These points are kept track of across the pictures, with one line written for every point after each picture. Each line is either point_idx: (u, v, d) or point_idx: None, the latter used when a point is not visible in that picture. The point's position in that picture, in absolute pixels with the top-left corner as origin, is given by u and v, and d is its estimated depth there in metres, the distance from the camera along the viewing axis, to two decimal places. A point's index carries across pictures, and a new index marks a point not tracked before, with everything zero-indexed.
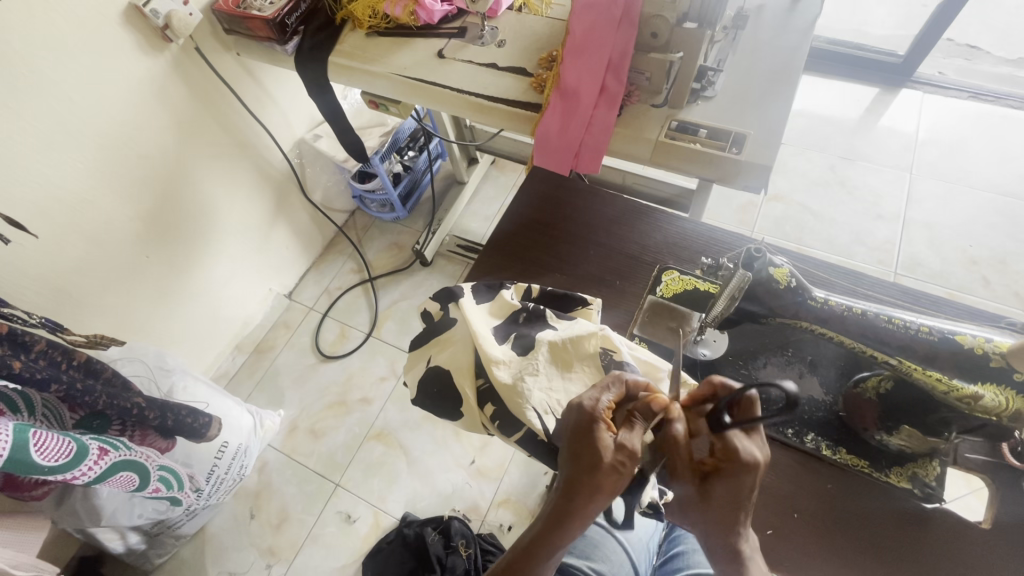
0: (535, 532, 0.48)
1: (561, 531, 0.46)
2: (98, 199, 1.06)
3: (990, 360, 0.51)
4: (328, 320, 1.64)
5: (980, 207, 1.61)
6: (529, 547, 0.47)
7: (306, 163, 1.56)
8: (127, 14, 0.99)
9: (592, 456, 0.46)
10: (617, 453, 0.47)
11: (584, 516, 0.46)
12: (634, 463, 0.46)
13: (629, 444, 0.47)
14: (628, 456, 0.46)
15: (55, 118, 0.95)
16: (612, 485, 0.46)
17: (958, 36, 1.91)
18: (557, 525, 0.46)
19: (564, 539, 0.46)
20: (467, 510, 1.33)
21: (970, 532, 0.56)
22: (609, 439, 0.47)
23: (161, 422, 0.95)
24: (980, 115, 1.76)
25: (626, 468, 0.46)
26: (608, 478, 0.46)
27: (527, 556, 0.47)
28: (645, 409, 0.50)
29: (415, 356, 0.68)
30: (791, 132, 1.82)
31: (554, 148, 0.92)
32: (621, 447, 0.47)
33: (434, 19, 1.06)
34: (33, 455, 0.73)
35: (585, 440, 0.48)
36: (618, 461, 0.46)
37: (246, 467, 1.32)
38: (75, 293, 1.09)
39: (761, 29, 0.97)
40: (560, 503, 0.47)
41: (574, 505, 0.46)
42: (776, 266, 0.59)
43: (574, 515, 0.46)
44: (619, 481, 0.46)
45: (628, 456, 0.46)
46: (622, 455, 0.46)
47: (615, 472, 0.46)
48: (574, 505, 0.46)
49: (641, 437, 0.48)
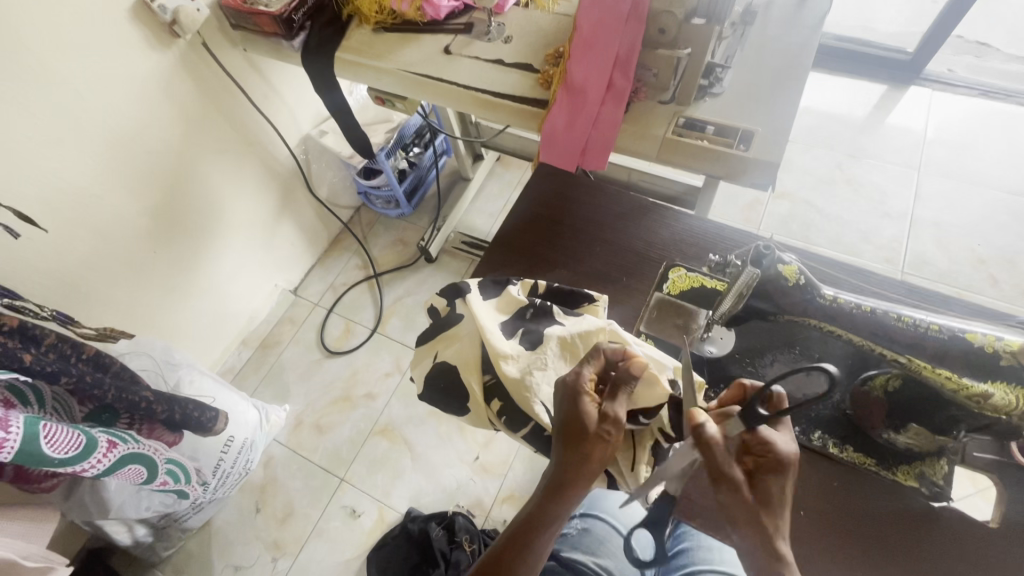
0: (538, 500, 0.51)
1: (560, 499, 0.50)
2: (105, 194, 1.07)
3: (1000, 358, 0.51)
4: (333, 316, 1.65)
5: (987, 206, 1.60)
6: (531, 517, 0.51)
7: (312, 159, 1.56)
8: (135, 10, 0.99)
9: (579, 426, 0.51)
10: (603, 423, 0.51)
11: (581, 483, 0.50)
12: (618, 429, 0.50)
13: (612, 413, 0.51)
14: (612, 424, 0.51)
15: (63, 113, 0.95)
16: (602, 452, 0.50)
17: (967, 33, 1.90)
18: (556, 494, 0.50)
19: (563, 505, 0.50)
20: (471, 506, 1.34)
21: (978, 531, 0.55)
22: (593, 409, 0.52)
23: (169, 416, 0.96)
24: (988, 112, 1.75)
25: (612, 435, 0.51)
26: (596, 446, 0.50)
27: (531, 523, 0.50)
28: (625, 375, 0.53)
29: (422, 351, 0.68)
30: (798, 129, 1.81)
31: (562, 145, 0.91)
32: (605, 417, 0.51)
33: (440, 15, 1.06)
34: (45, 447, 0.74)
35: (572, 412, 0.52)
36: (604, 430, 0.50)
37: (252, 461, 1.33)
38: (83, 287, 1.10)
39: (769, 25, 0.96)
40: (555, 471, 0.51)
41: (568, 472, 0.50)
42: (784, 263, 0.58)
43: (570, 481, 0.50)
44: (606, 448, 0.50)
45: (613, 425, 0.51)
46: (608, 423, 0.51)
47: (602, 441, 0.50)
48: (568, 472, 0.50)
49: (624, 405, 0.52)
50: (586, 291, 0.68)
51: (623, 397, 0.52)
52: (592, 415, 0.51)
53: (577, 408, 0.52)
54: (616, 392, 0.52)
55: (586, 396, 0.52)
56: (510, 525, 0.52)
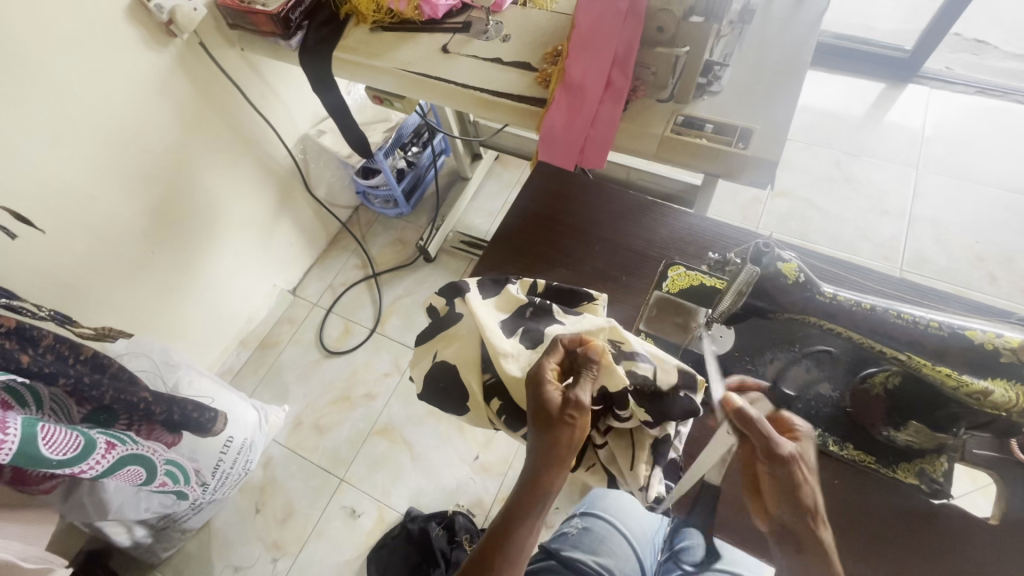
0: (518, 491, 0.53)
1: (536, 486, 0.51)
2: (102, 194, 1.07)
3: (1003, 356, 0.50)
4: (332, 316, 1.65)
5: (986, 203, 1.60)
6: (513, 508, 0.52)
7: (310, 159, 1.56)
8: (132, 10, 0.99)
9: (544, 411, 0.53)
10: (567, 407, 0.53)
11: (554, 467, 0.52)
12: (582, 412, 0.53)
13: (575, 397, 0.53)
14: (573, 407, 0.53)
15: (60, 113, 0.95)
16: (569, 436, 0.52)
17: (965, 31, 1.90)
18: (533, 483, 0.52)
19: (541, 492, 0.52)
20: (471, 506, 1.34)
21: (978, 528, 0.55)
22: (556, 394, 0.54)
23: (168, 416, 0.96)
24: (987, 110, 1.75)
25: (576, 418, 0.53)
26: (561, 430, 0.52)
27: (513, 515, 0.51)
28: (584, 360, 0.56)
29: (421, 350, 0.67)
30: (797, 128, 1.81)
31: (560, 144, 0.91)
32: (568, 402, 0.53)
33: (438, 14, 1.06)
34: (42, 448, 0.73)
35: (538, 400, 0.55)
36: (565, 414, 0.53)
37: (251, 462, 1.32)
38: (81, 287, 1.10)
39: (768, 23, 0.96)
40: (531, 459, 0.53)
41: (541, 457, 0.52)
42: (784, 261, 0.58)
43: (545, 467, 0.52)
44: (573, 431, 0.52)
45: (573, 409, 0.53)
46: (571, 408, 0.53)
47: (567, 425, 0.52)
48: (542, 459, 0.52)
49: (586, 389, 0.54)
50: (586, 290, 0.68)
51: (585, 383, 0.54)
52: (555, 401, 0.54)
53: (542, 396, 0.54)
54: (578, 379, 0.55)
55: (549, 383, 0.55)
56: (494, 519, 0.52)
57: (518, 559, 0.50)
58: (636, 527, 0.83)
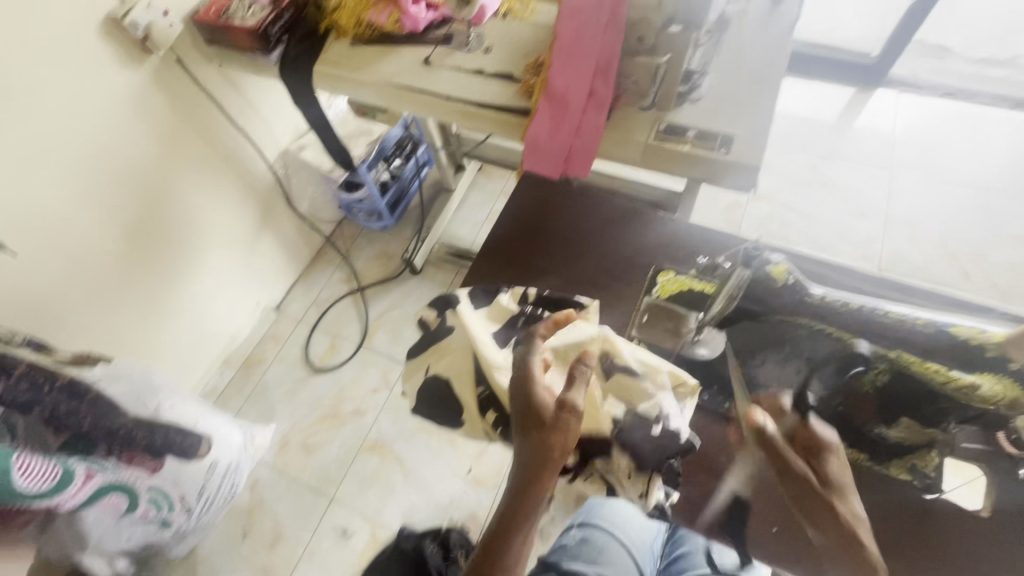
0: (511, 494, 0.52)
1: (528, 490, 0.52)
2: (79, 215, 1.04)
3: (984, 350, 0.52)
4: (317, 332, 1.62)
5: (957, 201, 1.66)
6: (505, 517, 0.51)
7: (291, 173, 1.53)
8: (105, 27, 0.97)
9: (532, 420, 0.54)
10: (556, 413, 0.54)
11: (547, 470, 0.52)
12: (576, 416, 0.53)
13: (569, 400, 0.54)
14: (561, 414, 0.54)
15: (32, 134, 0.92)
16: (562, 441, 0.53)
17: (928, 37, 1.97)
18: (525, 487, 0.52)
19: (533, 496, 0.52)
20: (465, 520, 1.32)
21: (971, 519, 0.56)
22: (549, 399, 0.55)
23: (150, 443, 0.92)
24: (952, 112, 1.82)
25: (570, 421, 0.53)
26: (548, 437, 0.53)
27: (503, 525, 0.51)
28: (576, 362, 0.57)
29: (412, 364, 0.66)
30: (773, 133, 1.85)
31: (545, 153, 0.92)
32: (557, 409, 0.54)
33: (420, 27, 1.06)
34: (19, 480, 0.75)
35: (528, 406, 0.56)
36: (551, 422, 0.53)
37: (237, 485, 1.29)
38: (57, 312, 1.06)
39: (743, 31, 0.98)
40: (523, 463, 0.53)
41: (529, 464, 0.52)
42: (774, 263, 0.61)
43: (533, 476, 0.52)
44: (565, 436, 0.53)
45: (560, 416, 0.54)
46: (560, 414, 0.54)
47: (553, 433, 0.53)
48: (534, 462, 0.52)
49: (581, 392, 0.54)
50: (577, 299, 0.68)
51: (577, 386, 0.55)
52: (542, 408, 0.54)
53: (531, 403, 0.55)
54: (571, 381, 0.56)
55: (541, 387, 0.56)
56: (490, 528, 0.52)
57: (511, 571, 0.49)
58: (633, 535, 0.82)
